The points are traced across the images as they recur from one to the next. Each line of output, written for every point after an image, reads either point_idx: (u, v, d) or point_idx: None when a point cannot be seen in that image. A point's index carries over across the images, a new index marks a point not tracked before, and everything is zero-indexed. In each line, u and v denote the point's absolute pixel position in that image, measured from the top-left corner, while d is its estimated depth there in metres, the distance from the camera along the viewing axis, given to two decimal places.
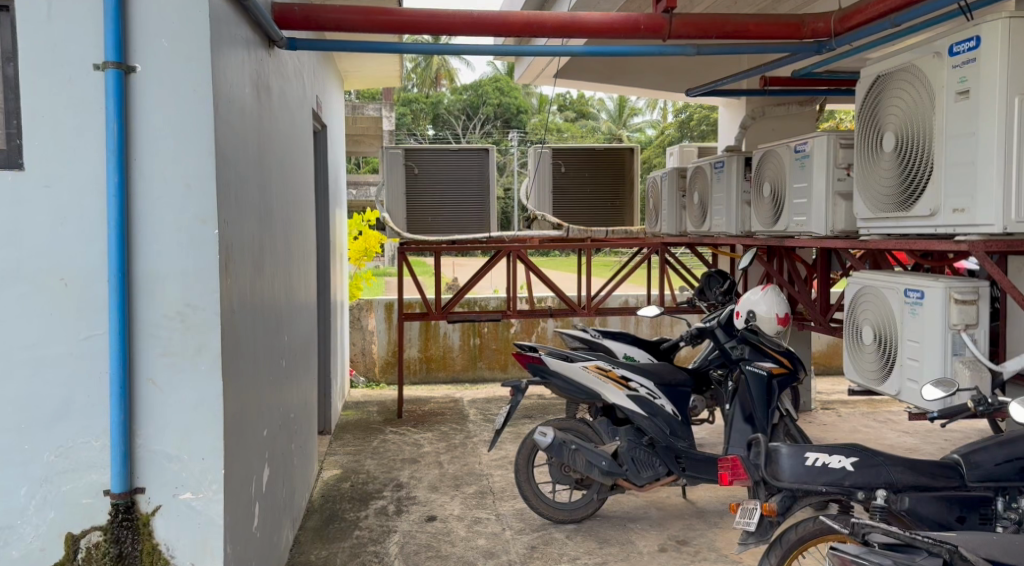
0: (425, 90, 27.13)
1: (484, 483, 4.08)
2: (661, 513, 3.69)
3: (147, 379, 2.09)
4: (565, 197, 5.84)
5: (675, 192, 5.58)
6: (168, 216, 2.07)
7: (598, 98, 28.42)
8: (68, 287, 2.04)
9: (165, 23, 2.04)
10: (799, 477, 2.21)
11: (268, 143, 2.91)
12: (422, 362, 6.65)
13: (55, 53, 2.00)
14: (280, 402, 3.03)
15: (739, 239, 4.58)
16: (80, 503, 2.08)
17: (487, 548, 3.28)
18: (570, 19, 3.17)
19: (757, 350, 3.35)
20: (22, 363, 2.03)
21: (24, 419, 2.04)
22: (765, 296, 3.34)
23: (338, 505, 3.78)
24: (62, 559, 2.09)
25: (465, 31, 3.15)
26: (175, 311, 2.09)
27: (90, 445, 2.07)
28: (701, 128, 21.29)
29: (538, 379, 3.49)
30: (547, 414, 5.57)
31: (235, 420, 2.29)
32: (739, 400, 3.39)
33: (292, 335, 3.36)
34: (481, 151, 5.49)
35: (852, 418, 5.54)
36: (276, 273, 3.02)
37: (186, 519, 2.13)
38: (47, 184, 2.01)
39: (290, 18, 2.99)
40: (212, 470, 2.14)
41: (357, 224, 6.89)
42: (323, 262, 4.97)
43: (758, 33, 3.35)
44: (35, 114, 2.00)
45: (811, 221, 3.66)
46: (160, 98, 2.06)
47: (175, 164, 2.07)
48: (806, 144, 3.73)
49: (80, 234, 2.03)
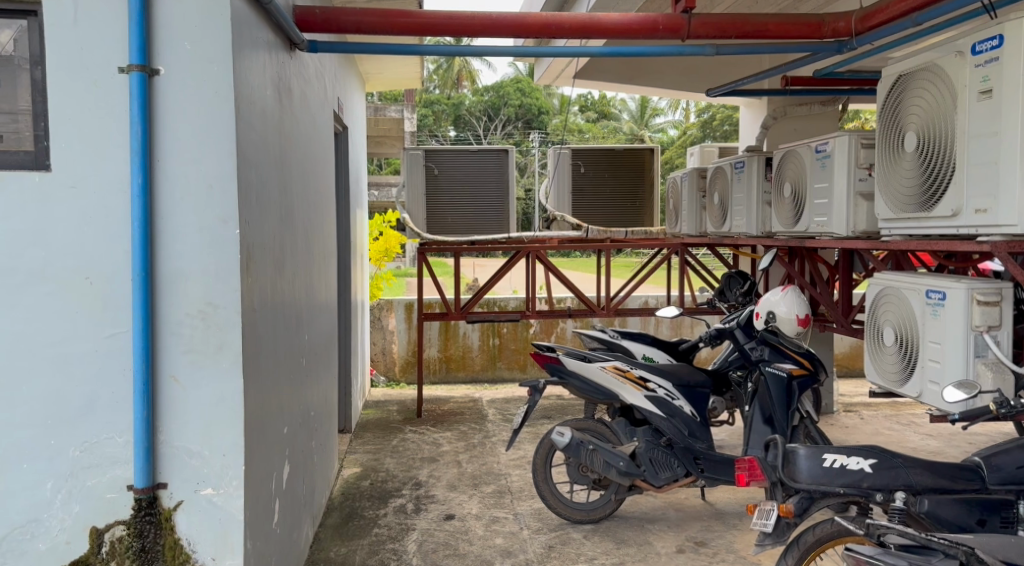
0: (447, 93, 27.22)
1: (502, 482, 4.09)
2: (680, 514, 3.67)
3: (169, 376, 2.13)
4: (584, 197, 5.83)
5: (694, 192, 5.48)
6: (189, 217, 2.11)
7: (620, 98, 28.25)
8: (92, 285, 2.08)
9: (189, 26, 2.09)
10: (816, 478, 2.20)
11: (290, 143, 2.96)
12: (442, 362, 6.68)
13: (80, 56, 2.05)
14: (300, 400, 3.06)
15: (759, 240, 4.53)
16: (104, 498, 2.13)
17: (505, 547, 3.30)
18: (587, 19, 3.17)
19: (777, 351, 3.35)
20: (48, 360, 2.08)
21: (50, 415, 2.09)
22: (785, 297, 3.32)
23: (358, 502, 3.81)
24: (87, 552, 2.13)
25: (485, 33, 3.16)
26: (196, 310, 2.12)
27: (113, 440, 2.12)
28: (724, 128, 21.36)
29: (555, 380, 3.49)
30: (565, 414, 5.56)
31: (256, 417, 2.32)
32: (760, 400, 3.39)
33: (312, 334, 3.40)
34: (501, 151, 5.54)
35: (874, 421, 5.48)
36: (297, 273, 3.06)
37: (207, 516, 2.16)
38: (73, 184, 2.06)
39: (311, 20, 3.01)
40: (232, 466, 2.17)
41: (377, 224, 6.96)
42: (343, 261, 4.98)
43: (778, 33, 3.33)
44: (62, 116, 2.05)
45: (832, 222, 3.64)
46: (182, 99, 2.09)
47: (197, 164, 2.11)
48: (827, 143, 3.71)
49: (105, 234, 2.08)
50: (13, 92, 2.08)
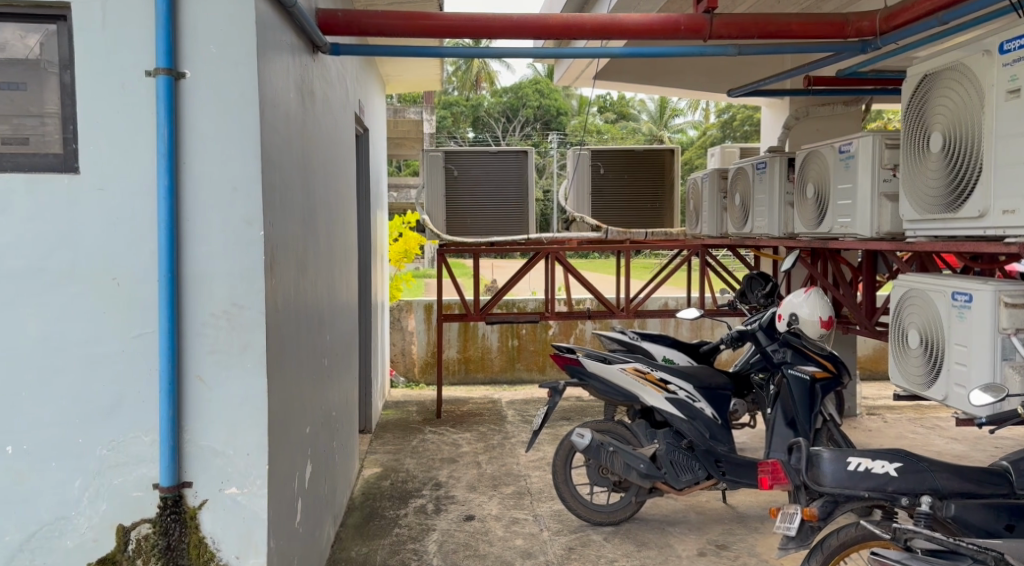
0: (466, 94, 27.28)
1: (522, 483, 4.09)
2: (701, 517, 3.65)
3: (194, 376, 2.15)
4: (603, 198, 5.81)
5: (715, 193, 5.46)
6: (214, 218, 2.13)
7: (639, 98, 28.15)
8: (119, 285, 2.11)
9: (214, 30, 2.11)
10: (840, 482, 2.20)
11: (313, 145, 2.99)
12: (461, 362, 6.68)
13: (108, 60, 2.08)
14: (321, 400, 3.08)
15: (781, 241, 4.49)
16: (130, 496, 2.16)
17: (525, 548, 3.30)
18: (608, 19, 3.17)
19: (799, 353, 3.33)
20: (77, 360, 2.11)
21: (79, 414, 2.12)
22: (808, 299, 3.28)
23: (378, 502, 3.83)
24: (114, 550, 2.16)
25: (505, 35, 3.16)
26: (220, 310, 2.14)
27: (139, 439, 2.15)
28: (745, 128, 21.22)
29: (576, 381, 3.47)
30: (585, 416, 5.55)
31: (279, 417, 2.34)
32: (781, 403, 3.38)
33: (333, 335, 3.42)
34: (520, 153, 5.53)
35: (899, 424, 5.41)
36: (319, 274, 3.08)
37: (231, 514, 2.19)
38: (100, 186, 2.10)
39: (333, 23, 3.04)
40: (256, 465, 2.19)
41: (397, 225, 7.01)
42: (363, 262, 5.01)
43: (802, 32, 3.30)
44: (91, 119, 2.09)
45: (856, 222, 3.60)
46: (207, 101, 2.12)
47: (223, 167, 2.13)
48: (851, 143, 3.67)
49: (132, 236, 2.11)
50: (42, 97, 2.11)
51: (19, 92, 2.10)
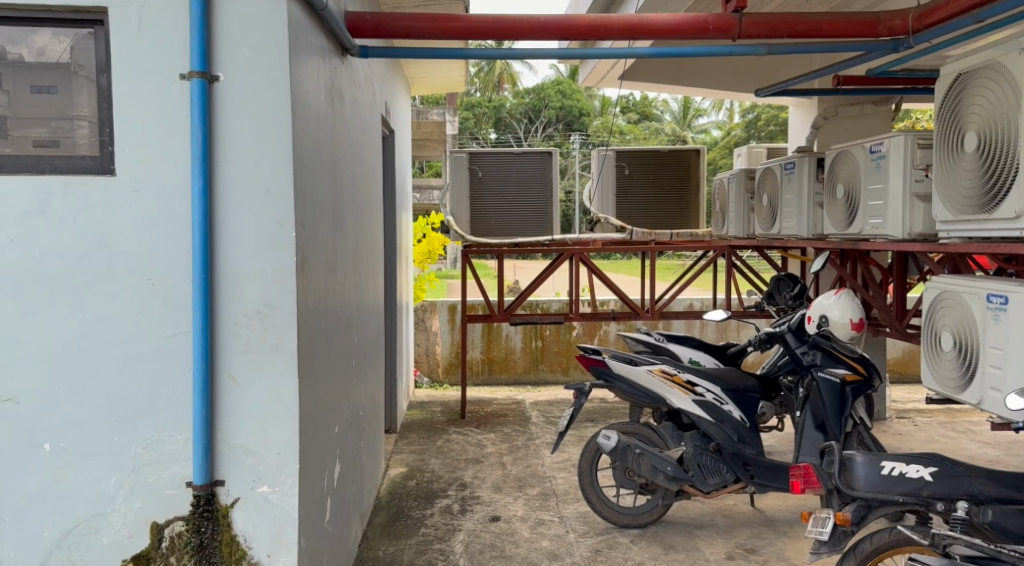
0: (488, 95, 27.32)
1: (547, 485, 4.08)
2: (728, 520, 3.61)
3: (227, 375, 2.18)
4: (628, 199, 5.77)
5: (742, 194, 5.42)
6: (247, 219, 2.15)
7: (662, 98, 28.00)
8: (154, 286, 2.15)
9: (247, 33, 2.13)
10: (874, 486, 2.19)
11: (341, 146, 3.01)
12: (485, 363, 6.69)
13: (143, 64, 2.11)
14: (349, 401, 3.10)
15: (810, 242, 4.45)
16: (164, 494, 2.19)
17: (552, 550, 3.29)
18: (636, 19, 3.16)
19: (829, 356, 3.29)
20: (112, 359, 2.14)
21: (114, 412, 2.15)
22: (838, 301, 3.24)
23: (404, 502, 3.84)
24: (148, 547, 2.19)
25: (532, 36, 3.16)
26: (252, 311, 2.17)
27: (173, 438, 2.18)
28: (770, 128, 21.00)
29: (601, 382, 3.43)
30: (609, 418, 5.53)
31: (310, 417, 2.35)
32: (811, 406, 3.34)
33: (361, 335, 3.44)
34: (544, 154, 5.51)
35: (929, 428, 5.33)
36: (347, 275, 3.10)
37: (263, 512, 2.21)
38: (136, 188, 2.13)
39: (362, 26, 3.06)
40: (287, 464, 2.21)
41: (421, 226, 7.04)
42: (389, 263, 5.03)
43: (833, 31, 3.24)
44: (127, 121, 2.12)
45: (887, 224, 3.55)
46: (240, 104, 2.14)
47: (256, 169, 2.15)
48: (882, 144, 3.62)
49: (167, 237, 2.14)
50: (79, 100, 2.14)
51: (53, 95, 2.13)
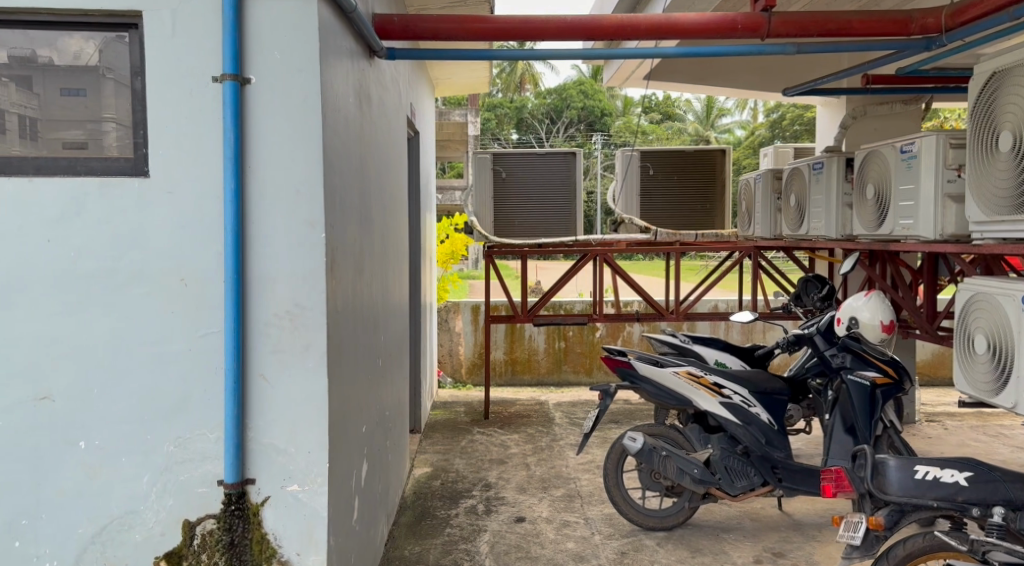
0: (510, 96, 27.34)
1: (572, 486, 4.07)
2: (756, 523, 3.58)
3: (258, 375, 2.20)
4: (652, 200, 5.75)
5: (769, 194, 5.37)
6: (278, 220, 2.18)
7: (685, 98, 27.83)
8: (187, 286, 2.17)
9: (279, 36, 2.15)
10: (907, 491, 2.18)
11: (369, 147, 3.03)
12: (508, 364, 6.70)
13: (178, 67, 2.14)
14: (376, 400, 3.11)
15: (839, 244, 4.40)
16: (196, 492, 2.21)
17: (577, 551, 3.28)
18: (663, 19, 3.14)
19: (860, 358, 3.26)
20: (146, 358, 2.18)
21: (147, 411, 2.18)
22: (868, 303, 3.20)
23: (429, 502, 3.86)
24: (180, 544, 2.22)
25: (559, 36, 3.15)
26: (284, 311, 2.19)
27: (205, 436, 2.20)
28: (795, 128, 20.78)
29: (627, 384, 3.41)
30: (634, 420, 5.50)
31: (339, 417, 2.37)
32: (840, 408, 3.31)
33: (387, 335, 3.45)
34: (567, 154, 5.49)
35: (960, 432, 5.24)
36: (374, 275, 3.12)
37: (293, 512, 2.23)
38: (169, 190, 2.16)
39: (389, 28, 3.07)
40: (317, 463, 2.23)
41: (445, 227, 7.06)
42: (414, 263, 5.05)
43: (863, 30, 3.20)
44: (160, 124, 2.15)
45: (919, 225, 3.50)
46: (271, 106, 2.16)
47: (287, 170, 2.17)
48: (913, 143, 3.57)
49: (200, 238, 2.17)
50: (113, 103, 2.17)
51: (82, 98, 2.16)
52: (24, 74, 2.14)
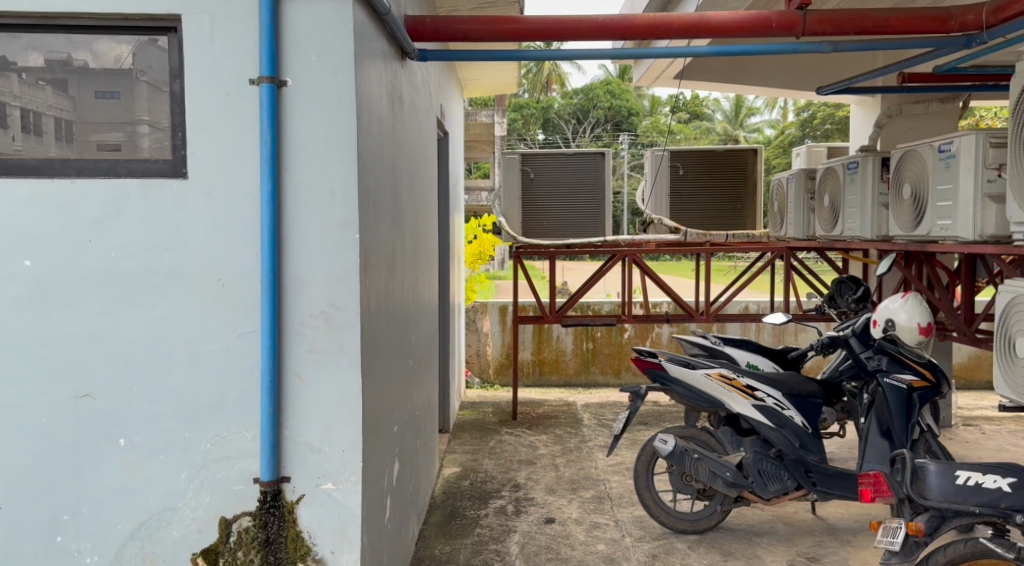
0: (536, 96, 27.33)
1: (601, 488, 4.05)
2: (789, 528, 3.54)
3: (294, 374, 2.22)
4: (682, 200, 5.70)
5: (802, 195, 5.30)
6: (313, 221, 2.20)
7: (713, 97, 27.59)
8: (224, 286, 2.20)
9: (315, 39, 2.17)
10: (948, 497, 2.19)
11: (401, 147, 3.04)
12: (535, 364, 6.70)
13: (216, 71, 2.17)
14: (407, 400, 3.13)
15: (874, 245, 4.33)
16: (232, 489, 2.24)
17: (608, 553, 3.27)
18: (697, 18, 3.11)
19: (896, 361, 3.19)
20: (184, 357, 2.21)
21: (185, 409, 2.22)
22: (905, 304, 3.11)
23: (459, 501, 3.87)
24: (217, 540, 2.25)
25: (590, 36, 3.14)
26: (319, 311, 2.21)
27: (242, 434, 2.23)
28: (825, 127, 20.48)
29: (657, 385, 3.39)
30: (663, 422, 5.47)
31: (372, 416, 2.39)
32: (876, 411, 3.25)
33: (417, 335, 3.47)
34: (596, 154, 5.48)
35: (999, 437, 5.13)
36: (405, 275, 3.13)
37: (328, 510, 2.24)
38: (207, 191, 2.19)
39: (421, 29, 3.08)
40: (351, 462, 2.24)
41: (473, 228, 7.08)
42: (442, 264, 5.07)
43: (901, 28, 3.15)
44: (199, 126, 2.18)
45: (957, 225, 3.43)
46: (307, 108, 2.18)
47: (322, 171, 2.19)
48: (951, 143, 3.50)
49: (237, 239, 2.20)
50: (153, 106, 2.21)
51: (115, 100, 2.20)
52: (62, 77, 2.19)
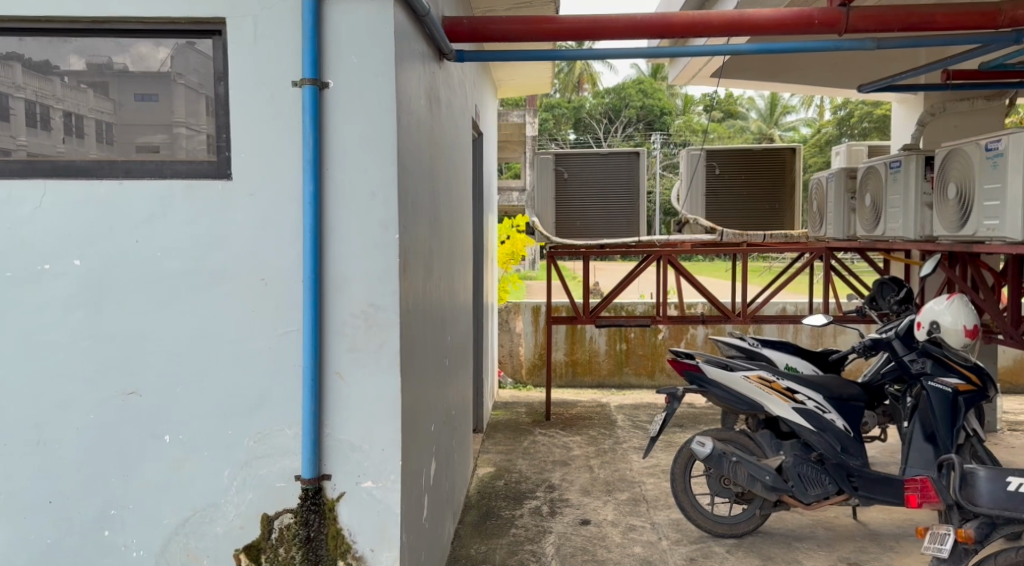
0: (567, 96, 27.27)
1: (637, 490, 4.03)
2: (830, 533, 3.48)
3: (335, 373, 2.24)
4: (719, 200, 5.64)
5: (842, 194, 5.19)
6: (354, 221, 2.21)
7: (747, 96, 27.25)
8: (267, 286, 2.23)
9: (356, 41, 2.19)
10: (998, 503, 2.15)
11: (438, 148, 3.05)
12: (568, 365, 6.69)
13: (260, 73, 2.20)
14: (443, 399, 3.14)
15: (918, 245, 4.24)
16: (274, 486, 2.27)
17: (645, 556, 3.25)
18: (737, 16, 3.07)
19: (941, 364, 3.11)
20: (227, 355, 2.24)
21: (228, 407, 2.25)
22: (951, 306, 3.05)
23: (494, 501, 3.87)
24: (258, 537, 2.29)
25: (628, 35, 3.11)
26: (359, 310, 2.22)
27: (284, 432, 2.26)
28: (863, 125, 20.10)
29: (694, 387, 3.36)
30: (699, 424, 5.41)
31: (411, 416, 2.40)
32: (920, 415, 3.18)
33: (453, 335, 3.48)
34: (631, 154, 5.44)
35: None
36: (441, 275, 3.14)
37: (368, 508, 2.26)
38: (251, 192, 2.22)
39: (459, 30, 3.10)
40: (390, 461, 2.26)
41: (506, 228, 7.09)
42: (476, 264, 5.09)
43: (947, 24, 3.08)
44: (243, 127, 2.21)
45: (1005, 225, 3.34)
46: (349, 110, 2.20)
47: (363, 172, 2.21)
48: (999, 141, 3.41)
49: (279, 239, 2.23)
50: (198, 108, 2.25)
51: (154, 103, 2.25)
52: (102, 80, 2.24)
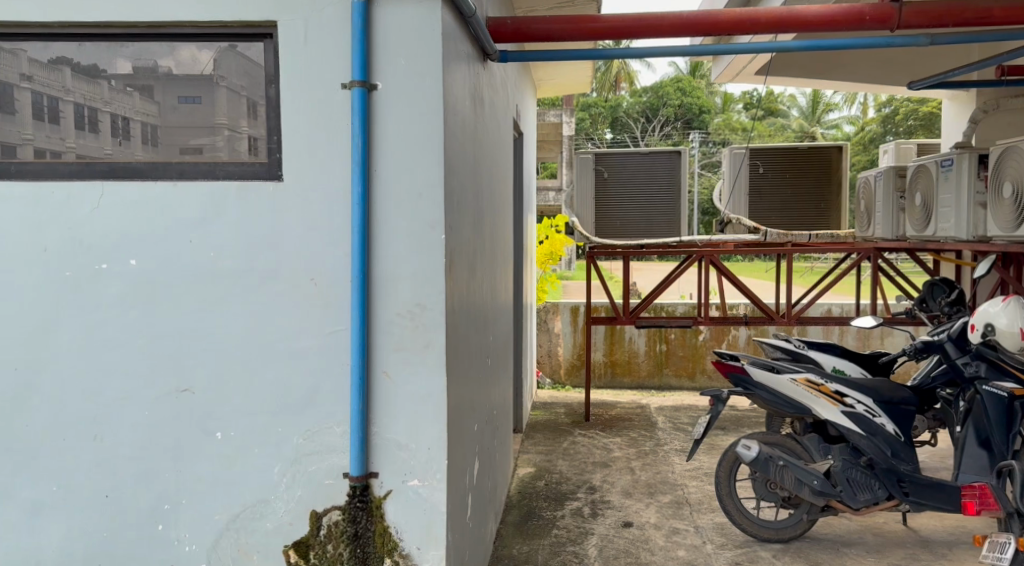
0: (604, 95, 27.13)
1: (679, 493, 3.99)
2: (879, 539, 3.40)
3: (382, 372, 2.26)
4: (762, 199, 5.59)
5: (890, 193, 5.07)
6: (401, 221, 2.23)
7: (788, 94, 26.80)
8: (316, 285, 2.26)
9: (405, 42, 2.21)
10: None
11: (481, 149, 3.06)
12: (607, 366, 6.65)
13: (309, 75, 2.23)
14: (485, 399, 3.14)
15: (970, 245, 4.12)
16: (323, 483, 2.30)
17: (689, 559, 3.21)
18: (786, 13, 3.00)
19: (995, 367, 3.03)
20: (277, 353, 2.28)
21: (278, 404, 2.29)
22: (1006, 308, 2.94)
23: (535, 502, 3.87)
24: (307, 533, 2.32)
25: (673, 34, 3.05)
26: (406, 310, 2.24)
27: (333, 430, 2.29)
28: (909, 123, 19.61)
29: (740, 390, 3.28)
30: (741, 427, 5.34)
31: (456, 415, 2.41)
32: (973, 419, 3.08)
33: (495, 335, 3.48)
34: (673, 153, 5.43)
35: None
36: (484, 275, 3.15)
37: (415, 507, 2.28)
38: (301, 193, 2.25)
39: (502, 30, 3.11)
40: (436, 460, 2.27)
41: (545, 228, 7.08)
42: (517, 264, 5.09)
43: (1005, 18, 2.99)
44: (294, 128, 2.24)
45: None
46: (396, 111, 2.22)
47: (410, 173, 2.22)
48: None
49: (328, 239, 2.25)
50: (249, 110, 2.29)
51: (198, 104, 2.29)
52: (149, 83, 2.29)
